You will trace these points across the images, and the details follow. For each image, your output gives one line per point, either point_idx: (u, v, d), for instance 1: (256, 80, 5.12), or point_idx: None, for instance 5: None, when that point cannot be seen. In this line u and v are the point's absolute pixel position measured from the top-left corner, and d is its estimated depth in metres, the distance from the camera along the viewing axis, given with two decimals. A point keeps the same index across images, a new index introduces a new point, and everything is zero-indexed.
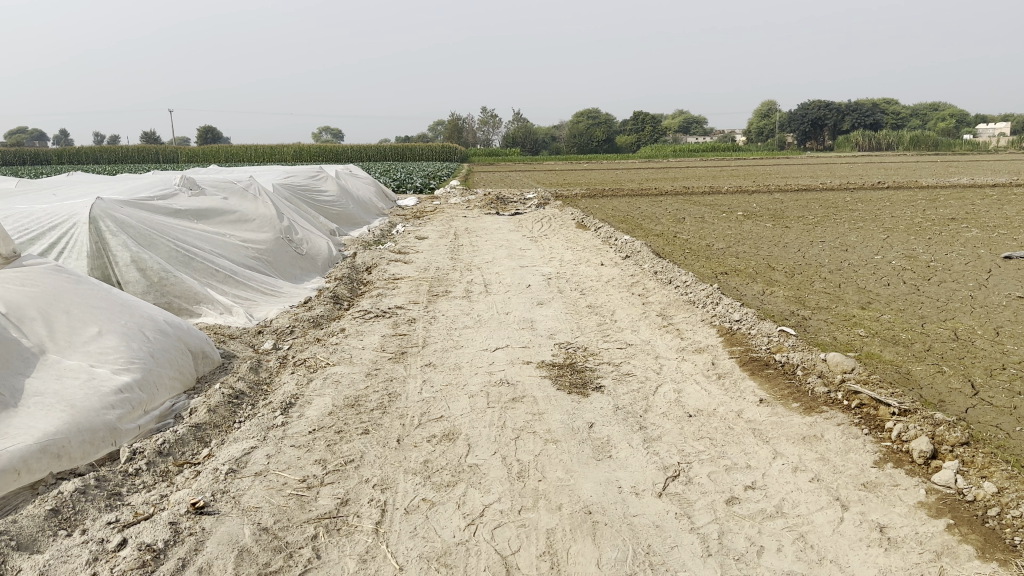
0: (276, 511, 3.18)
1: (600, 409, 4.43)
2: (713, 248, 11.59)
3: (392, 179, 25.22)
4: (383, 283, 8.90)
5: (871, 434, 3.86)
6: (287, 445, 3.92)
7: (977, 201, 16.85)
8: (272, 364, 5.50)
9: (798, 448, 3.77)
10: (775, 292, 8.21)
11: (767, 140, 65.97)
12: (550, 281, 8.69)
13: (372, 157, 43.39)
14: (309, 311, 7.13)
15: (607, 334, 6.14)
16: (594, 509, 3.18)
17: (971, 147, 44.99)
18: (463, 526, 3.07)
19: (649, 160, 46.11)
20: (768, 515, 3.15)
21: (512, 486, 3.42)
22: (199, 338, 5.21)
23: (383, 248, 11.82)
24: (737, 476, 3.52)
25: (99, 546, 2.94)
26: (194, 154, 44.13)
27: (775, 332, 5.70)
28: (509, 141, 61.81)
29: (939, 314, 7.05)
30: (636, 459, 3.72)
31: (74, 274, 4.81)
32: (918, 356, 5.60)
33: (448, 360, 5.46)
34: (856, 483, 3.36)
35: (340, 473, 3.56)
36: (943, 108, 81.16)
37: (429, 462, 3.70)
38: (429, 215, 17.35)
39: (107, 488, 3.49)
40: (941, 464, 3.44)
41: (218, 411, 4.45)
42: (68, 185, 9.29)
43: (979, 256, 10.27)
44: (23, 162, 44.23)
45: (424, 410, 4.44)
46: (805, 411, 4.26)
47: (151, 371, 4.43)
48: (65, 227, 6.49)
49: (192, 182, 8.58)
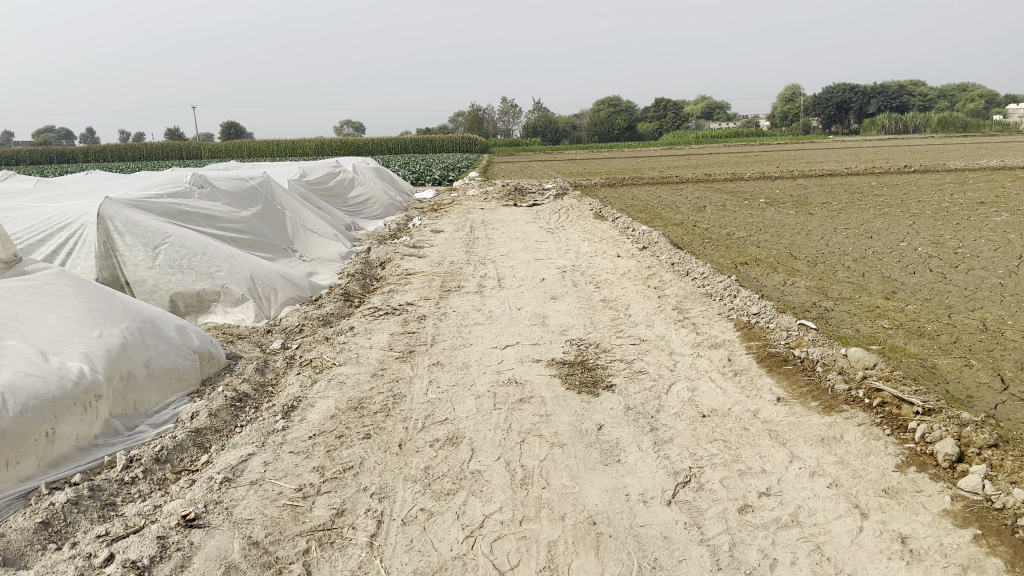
0: (268, 523, 3.07)
1: (611, 410, 4.28)
2: (734, 237, 11.35)
3: (411, 172, 25.10)
4: (396, 278, 8.79)
5: (893, 435, 3.67)
6: (286, 451, 3.82)
7: (1007, 184, 16.43)
8: (279, 365, 5.41)
9: (816, 450, 3.60)
10: (796, 282, 8.00)
11: (790, 124, 65.02)
12: (565, 274, 8.53)
13: (391, 149, 43.32)
14: (319, 309, 7.03)
15: (621, 329, 5.98)
16: (599, 520, 3.04)
17: (1001, 129, 43.97)
18: (461, 539, 2.94)
19: (670, 148, 45.60)
20: (782, 524, 2.99)
21: (514, 494, 3.28)
22: (204, 339, 5.11)
23: (398, 242, 11.72)
24: (751, 481, 3.35)
25: (86, 561, 2.86)
26: (217, 149, 44.43)
27: (794, 325, 5.51)
28: (529, 131, 61.49)
29: (967, 304, 6.80)
30: (645, 464, 3.56)
31: (76, 277, 4.70)
32: (944, 348, 5.38)
33: (456, 359, 5.33)
34: (877, 489, 3.18)
35: (338, 482, 3.45)
36: (971, 89, 79.53)
37: (430, 468, 3.57)
38: (447, 207, 17.23)
39: (101, 498, 3.40)
40: (968, 468, 3.25)
41: (220, 415, 4.36)
42: (81, 184, 9.24)
43: (1008, 242, 9.95)
44: (49, 160, 44.66)
45: (429, 412, 4.31)
46: (824, 411, 4.07)
47: (139, 387, 4.28)
48: (74, 227, 6.41)
49: (202, 179, 8.41)
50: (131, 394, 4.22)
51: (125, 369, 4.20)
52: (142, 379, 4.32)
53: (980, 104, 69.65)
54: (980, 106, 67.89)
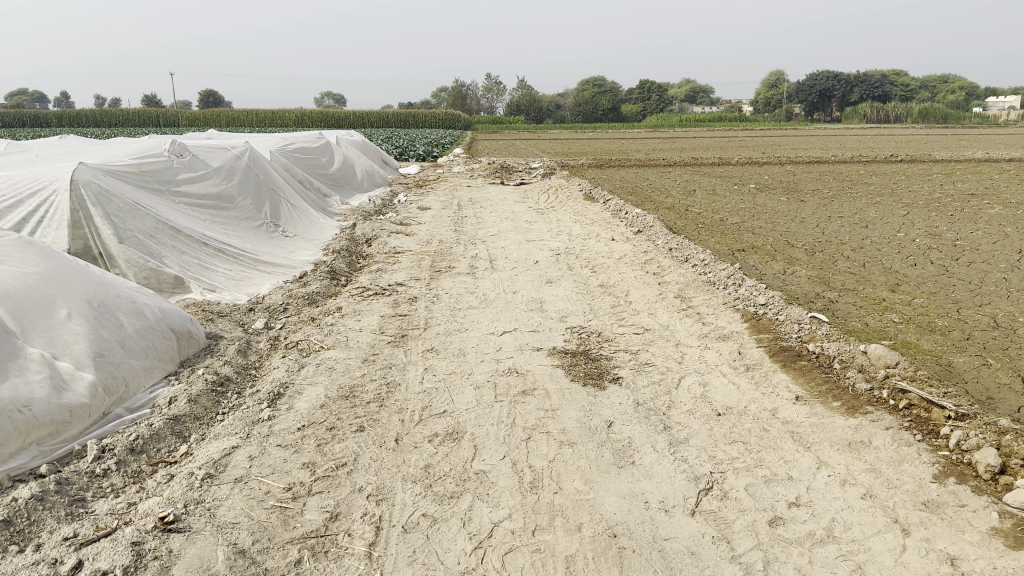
0: (255, 528, 2.79)
1: (620, 405, 4.02)
2: (727, 223, 11.12)
3: (394, 147, 24.59)
4: (384, 257, 8.46)
5: (925, 441, 3.45)
6: (273, 445, 3.51)
7: (995, 176, 16.42)
8: (262, 347, 5.10)
9: (844, 456, 3.37)
10: (796, 272, 7.78)
11: (774, 110, 64.94)
12: (559, 257, 8.25)
13: (375, 124, 42.63)
14: (304, 287, 6.70)
15: (622, 317, 5.73)
16: (619, 532, 2.79)
17: (983, 121, 44.22)
18: (469, 550, 2.68)
19: (654, 130, 45.29)
20: (818, 540, 2.76)
21: (524, 500, 3.02)
22: (183, 318, 4.76)
23: (383, 218, 11.37)
24: (779, 489, 3.11)
25: (51, 570, 2.57)
26: (195, 118, 43.40)
27: (805, 318, 5.28)
28: (513, 108, 60.79)
29: (975, 298, 6.62)
30: (663, 466, 3.32)
31: (45, 250, 4.33)
32: (958, 345, 5.19)
33: (452, 345, 5.05)
34: (916, 502, 2.96)
35: (331, 480, 3.16)
36: (953, 81, 79.92)
37: (430, 468, 3.30)
38: (433, 184, 16.82)
39: (69, 494, 3.08)
40: (1012, 481, 3.03)
41: (200, 401, 4.03)
42: (55, 149, 8.76)
43: (1006, 235, 9.84)
44: (20, 123, 43.34)
45: (426, 403, 4.03)
46: (848, 412, 3.85)
47: (122, 362, 3.96)
48: (45, 193, 5.99)
49: (181, 147, 7.97)
50: (115, 370, 3.89)
51: (102, 345, 3.87)
52: (119, 357, 3.98)
53: (962, 96, 69.89)
54: (961, 99, 68.24)
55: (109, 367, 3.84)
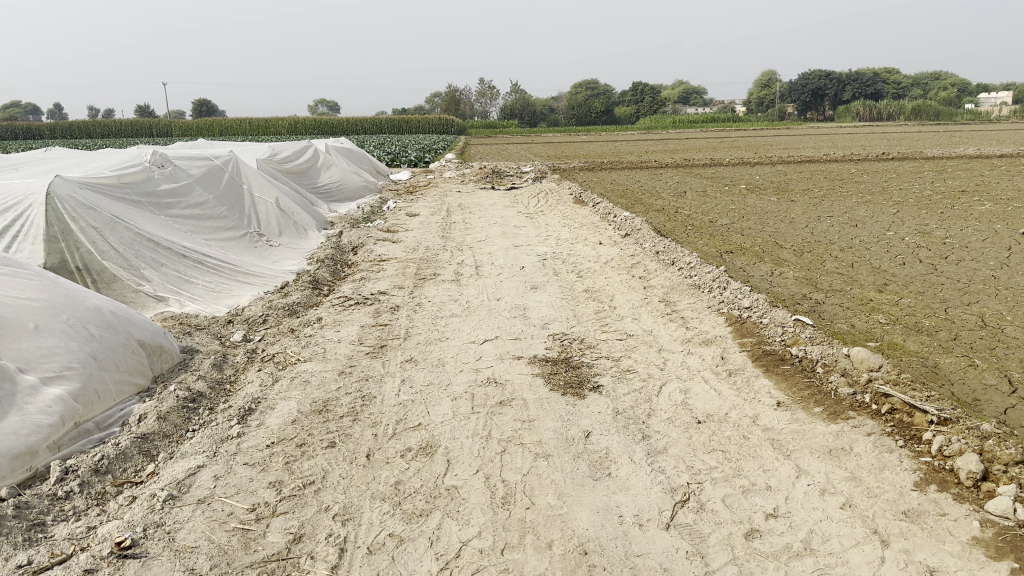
0: (215, 552, 2.72)
1: (598, 414, 3.94)
2: (716, 225, 11.05)
3: (386, 154, 24.49)
4: (368, 265, 8.37)
5: (907, 448, 3.38)
6: (240, 463, 3.43)
7: (985, 172, 16.39)
8: (239, 360, 5.01)
9: (824, 464, 3.29)
10: (784, 273, 7.71)
11: (766, 110, 64.98)
12: (545, 262, 8.17)
13: (367, 130, 42.56)
14: (285, 297, 6.61)
15: (606, 323, 5.65)
16: (591, 549, 2.71)
17: (973, 116, 44.28)
18: (434, 572, 2.60)
19: (647, 132, 45.25)
20: (794, 553, 2.68)
21: (494, 516, 2.94)
22: (156, 332, 4.68)
23: (371, 226, 11.29)
24: (757, 500, 3.03)
25: None
26: (187, 127, 43.27)
27: (789, 321, 5.22)
28: (506, 112, 60.76)
29: (963, 297, 6.54)
30: (639, 478, 3.24)
31: (13, 266, 4.24)
32: (944, 346, 5.12)
33: (430, 355, 4.97)
34: (896, 511, 2.88)
35: (297, 500, 3.08)
36: (945, 78, 80.09)
37: (400, 485, 3.21)
38: (423, 190, 16.74)
39: (27, 518, 2.99)
40: (994, 488, 2.96)
41: (170, 418, 3.94)
42: (35, 161, 8.66)
43: (995, 232, 9.77)
44: (12, 135, 43.10)
45: (401, 417, 3.95)
46: (829, 417, 3.78)
47: (92, 376, 3.86)
48: (21, 208, 5.90)
49: (162, 158, 7.86)
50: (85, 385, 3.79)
51: (72, 359, 3.77)
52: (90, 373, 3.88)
53: (953, 93, 70.08)
54: (953, 95, 68.34)
55: (78, 381, 3.73)
